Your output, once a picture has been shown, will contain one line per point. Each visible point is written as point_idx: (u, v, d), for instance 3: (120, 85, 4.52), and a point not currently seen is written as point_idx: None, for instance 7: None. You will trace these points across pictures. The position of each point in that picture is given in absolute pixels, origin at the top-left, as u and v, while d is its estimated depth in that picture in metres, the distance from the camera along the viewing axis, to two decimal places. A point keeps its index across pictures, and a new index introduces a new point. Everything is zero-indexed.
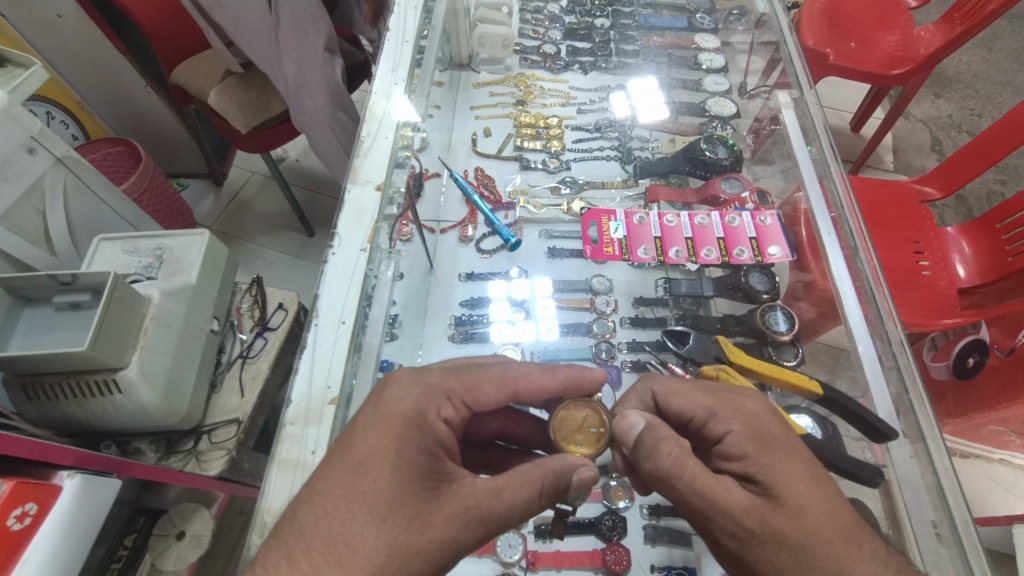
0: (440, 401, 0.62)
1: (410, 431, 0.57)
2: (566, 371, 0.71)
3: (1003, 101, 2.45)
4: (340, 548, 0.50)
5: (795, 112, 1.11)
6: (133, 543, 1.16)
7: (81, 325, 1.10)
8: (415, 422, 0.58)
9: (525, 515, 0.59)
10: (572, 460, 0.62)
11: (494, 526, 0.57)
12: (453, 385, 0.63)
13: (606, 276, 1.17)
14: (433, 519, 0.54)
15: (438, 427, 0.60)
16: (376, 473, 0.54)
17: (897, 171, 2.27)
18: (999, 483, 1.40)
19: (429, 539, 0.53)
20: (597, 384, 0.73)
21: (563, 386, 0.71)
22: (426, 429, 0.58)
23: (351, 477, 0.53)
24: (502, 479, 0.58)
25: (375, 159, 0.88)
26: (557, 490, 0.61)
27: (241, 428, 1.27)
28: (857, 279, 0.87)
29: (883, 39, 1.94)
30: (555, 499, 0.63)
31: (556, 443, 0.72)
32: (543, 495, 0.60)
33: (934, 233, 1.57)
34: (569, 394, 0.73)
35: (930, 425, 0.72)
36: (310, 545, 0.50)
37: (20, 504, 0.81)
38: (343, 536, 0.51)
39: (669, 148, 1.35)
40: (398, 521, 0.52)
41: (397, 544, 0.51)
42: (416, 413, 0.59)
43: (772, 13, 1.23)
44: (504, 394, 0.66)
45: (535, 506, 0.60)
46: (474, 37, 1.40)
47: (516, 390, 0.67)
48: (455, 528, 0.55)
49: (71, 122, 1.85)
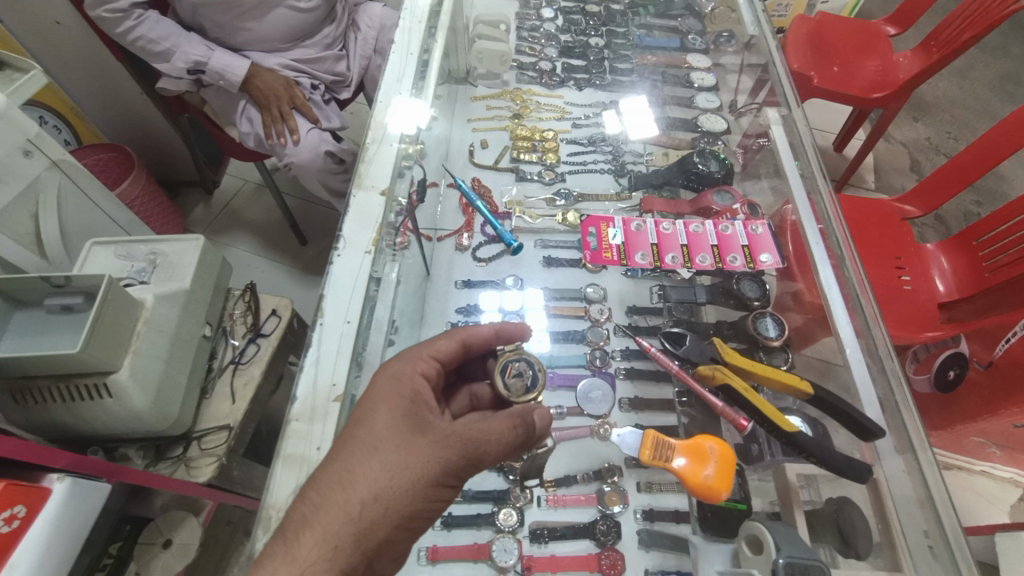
0: (416, 358, 0.67)
1: (392, 384, 0.62)
2: (492, 321, 0.78)
3: (978, 125, 2.55)
4: (345, 485, 0.54)
5: (784, 129, 1.15)
6: (117, 552, 1.15)
7: (71, 328, 1.09)
8: (394, 376, 0.63)
9: (508, 438, 0.61)
10: (527, 403, 0.66)
11: (482, 447, 0.59)
12: (423, 345, 0.69)
13: (600, 285, 1.19)
14: (422, 445, 0.57)
15: (419, 378, 0.65)
16: (367, 424, 0.59)
17: (878, 190, 2.35)
18: (981, 495, 1.47)
19: (423, 463, 0.56)
20: (519, 331, 0.79)
21: (495, 334, 0.77)
22: (408, 381, 0.63)
23: (356, 438, 0.57)
24: (481, 420, 0.61)
25: (379, 166, 0.90)
26: (530, 425, 0.64)
27: (233, 434, 1.26)
28: (844, 287, 0.91)
29: (864, 64, 2.02)
30: (530, 427, 0.64)
31: (507, 399, 0.74)
32: (518, 421, 0.62)
33: (915, 250, 1.63)
34: (497, 345, 0.78)
35: (918, 433, 0.74)
36: (320, 490, 0.55)
37: (9, 507, 0.79)
38: (346, 476, 0.55)
39: (664, 161, 1.39)
40: (392, 453, 0.57)
41: (394, 472, 0.55)
42: (396, 369, 0.64)
43: (761, 36, 1.28)
44: (456, 344, 0.72)
45: (513, 433, 0.62)
46: (472, 53, 1.45)
47: (465, 339, 0.72)
48: (447, 451, 0.58)
49: (64, 128, 1.84)
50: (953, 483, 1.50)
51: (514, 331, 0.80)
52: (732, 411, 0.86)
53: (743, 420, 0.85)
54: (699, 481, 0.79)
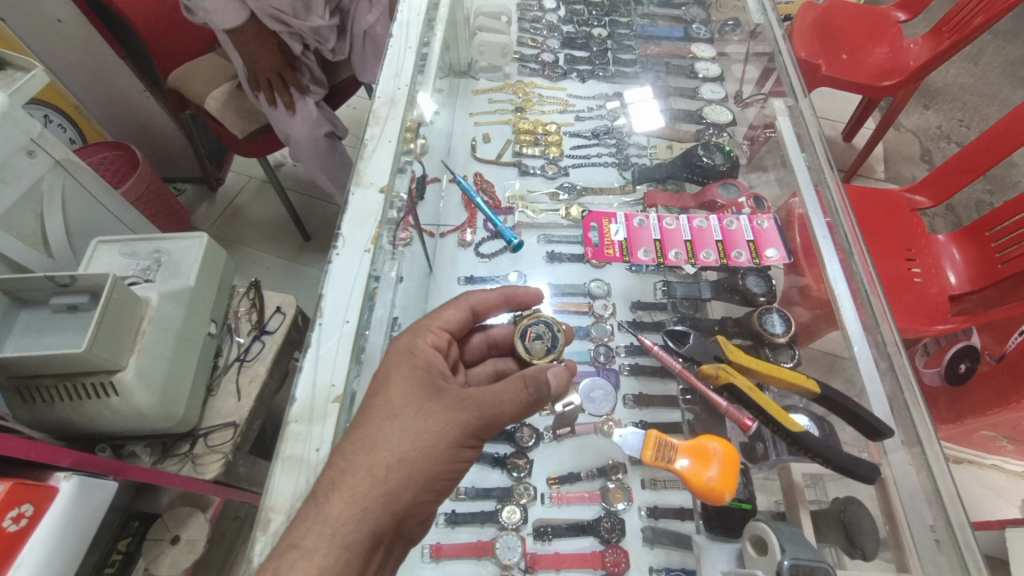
0: (424, 334, 0.71)
1: (404, 357, 0.66)
2: (502, 287, 0.84)
3: (990, 112, 2.50)
4: (368, 448, 0.57)
5: (790, 121, 1.13)
6: (126, 548, 1.16)
7: (77, 327, 1.10)
8: (405, 350, 0.67)
9: (520, 401, 0.63)
10: (539, 365, 0.68)
11: (496, 408, 0.62)
12: (432, 322, 0.74)
13: (604, 280, 1.18)
14: (437, 409, 0.60)
15: (428, 352, 0.68)
16: (383, 392, 0.62)
17: (887, 180, 2.31)
18: (991, 489, 1.45)
19: (440, 425, 0.59)
20: (529, 295, 0.86)
21: (507, 299, 0.83)
22: (418, 354, 0.67)
23: (375, 407, 0.61)
24: (493, 383, 0.63)
25: (378, 162, 0.89)
26: (543, 387, 0.66)
27: (238, 432, 1.27)
28: (852, 282, 0.89)
29: (872, 52, 1.97)
30: (542, 392, 0.66)
31: (527, 360, 0.80)
32: (528, 385, 0.64)
33: (926, 242, 1.60)
34: (511, 308, 0.84)
35: (926, 429, 0.73)
36: (345, 454, 0.57)
37: (16, 506, 0.80)
38: (368, 441, 0.58)
39: (666, 155, 1.35)
40: (410, 417, 0.59)
41: (414, 433, 0.58)
42: (407, 344, 0.68)
43: (766, 25, 1.26)
44: (465, 310, 0.78)
45: (524, 396, 0.64)
46: (473, 46, 1.43)
47: (473, 306, 0.79)
48: (461, 413, 0.60)
49: (68, 127, 1.85)
50: (964, 477, 1.48)
51: (527, 296, 0.86)
52: (736, 410, 0.84)
53: (749, 420, 0.82)
54: (702, 483, 0.78)
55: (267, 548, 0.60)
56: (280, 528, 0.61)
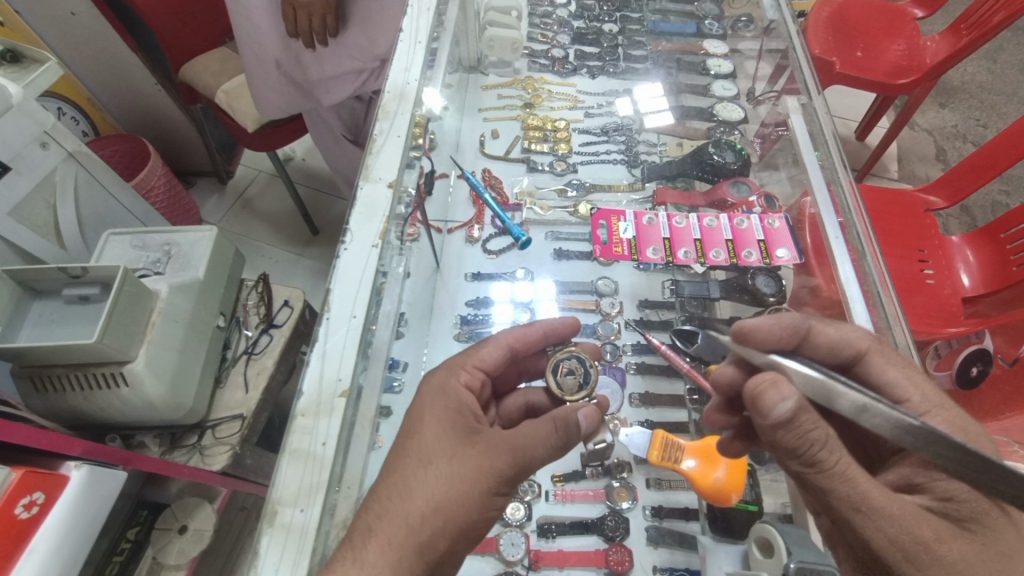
0: (458, 371, 0.71)
1: (438, 398, 0.67)
2: (540, 321, 0.81)
3: (1007, 112, 2.46)
4: (402, 495, 0.58)
5: (803, 119, 1.11)
6: (135, 536, 1.18)
7: (89, 318, 1.11)
8: (439, 389, 0.68)
9: (552, 446, 0.62)
10: (570, 405, 0.66)
11: (527, 454, 0.61)
12: (464, 359, 0.74)
13: (611, 278, 1.17)
14: (470, 454, 0.60)
15: (461, 390, 0.69)
16: (418, 436, 0.63)
17: (901, 180, 2.28)
18: None
19: (472, 471, 0.59)
20: (568, 328, 0.82)
21: (545, 332, 0.80)
22: (452, 394, 0.67)
23: (410, 451, 0.61)
24: (525, 428, 0.63)
25: (387, 157, 0.89)
26: (574, 430, 0.64)
27: (246, 424, 1.28)
28: (864, 283, 0.87)
29: (888, 49, 1.94)
30: (575, 435, 0.65)
31: (559, 396, 0.77)
32: (560, 430, 0.62)
33: (938, 243, 1.58)
34: (546, 343, 0.81)
35: None
36: (380, 499, 0.58)
37: (28, 494, 0.81)
38: (403, 486, 0.58)
39: (677, 152, 1.36)
40: (443, 462, 0.60)
41: (446, 480, 0.58)
42: (440, 383, 0.69)
43: (781, 21, 1.24)
44: (502, 349, 0.76)
45: (555, 440, 0.62)
46: (483, 40, 1.42)
47: (509, 343, 0.76)
48: (493, 458, 0.60)
49: (81, 119, 1.89)
50: None
51: (564, 329, 0.82)
52: None
53: None
54: (709, 483, 0.78)
55: (274, 542, 0.60)
56: (286, 520, 0.61)
